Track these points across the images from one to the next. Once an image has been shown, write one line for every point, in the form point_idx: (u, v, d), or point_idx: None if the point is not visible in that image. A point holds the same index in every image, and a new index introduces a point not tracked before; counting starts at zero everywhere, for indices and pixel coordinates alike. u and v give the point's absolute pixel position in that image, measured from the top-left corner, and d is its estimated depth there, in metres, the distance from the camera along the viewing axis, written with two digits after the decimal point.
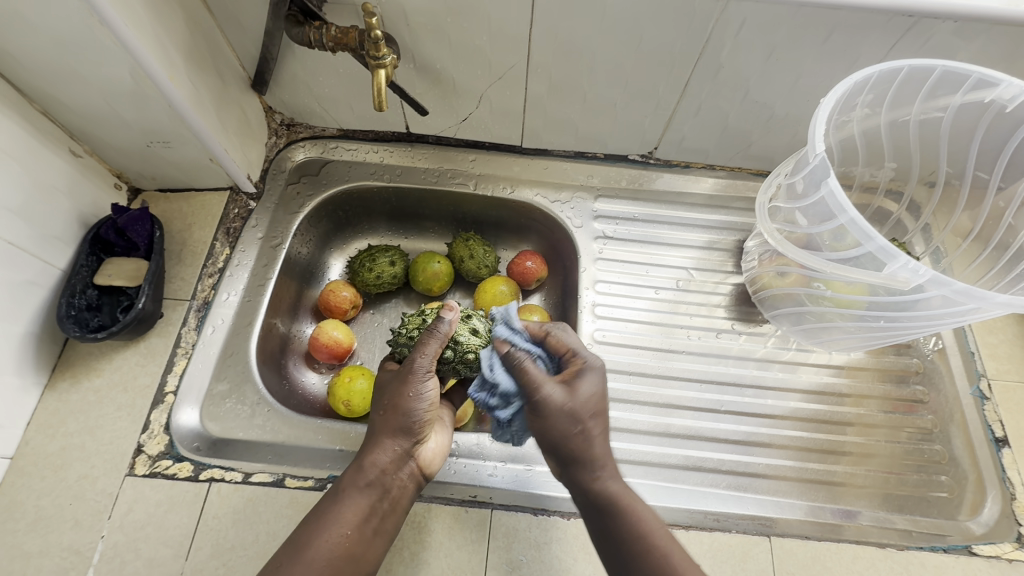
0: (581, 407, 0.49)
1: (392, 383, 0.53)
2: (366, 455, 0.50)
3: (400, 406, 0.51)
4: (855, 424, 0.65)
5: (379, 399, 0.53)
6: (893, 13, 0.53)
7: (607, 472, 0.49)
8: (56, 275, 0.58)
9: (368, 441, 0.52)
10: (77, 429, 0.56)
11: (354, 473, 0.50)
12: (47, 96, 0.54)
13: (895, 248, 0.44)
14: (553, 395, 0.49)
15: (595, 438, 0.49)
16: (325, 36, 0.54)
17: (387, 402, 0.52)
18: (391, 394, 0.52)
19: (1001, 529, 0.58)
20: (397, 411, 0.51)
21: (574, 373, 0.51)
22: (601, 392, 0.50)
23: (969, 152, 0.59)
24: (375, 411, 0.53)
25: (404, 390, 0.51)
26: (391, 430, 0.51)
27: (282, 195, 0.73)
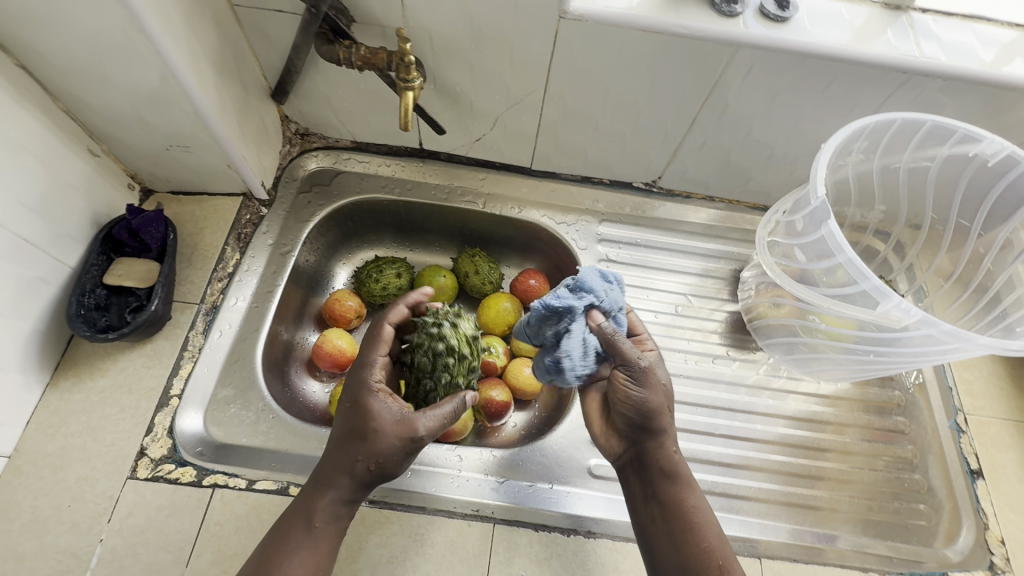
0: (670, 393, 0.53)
1: (381, 439, 0.48)
2: (333, 498, 0.49)
3: (386, 465, 0.49)
4: (834, 450, 0.68)
5: (367, 436, 0.49)
6: (887, 69, 0.57)
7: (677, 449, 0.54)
8: (66, 273, 0.58)
9: (335, 484, 0.49)
10: (78, 429, 0.55)
11: (320, 514, 0.48)
12: (70, 96, 0.54)
13: (887, 288, 0.47)
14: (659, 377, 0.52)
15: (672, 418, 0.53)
16: (354, 55, 0.56)
17: (367, 456, 0.48)
18: (377, 452, 0.49)
19: (976, 556, 0.61)
20: (380, 469, 0.49)
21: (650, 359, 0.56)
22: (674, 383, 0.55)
23: (954, 200, 0.63)
24: (348, 455, 0.49)
25: (396, 455, 0.49)
26: (365, 480, 0.50)
27: (294, 203, 0.74)
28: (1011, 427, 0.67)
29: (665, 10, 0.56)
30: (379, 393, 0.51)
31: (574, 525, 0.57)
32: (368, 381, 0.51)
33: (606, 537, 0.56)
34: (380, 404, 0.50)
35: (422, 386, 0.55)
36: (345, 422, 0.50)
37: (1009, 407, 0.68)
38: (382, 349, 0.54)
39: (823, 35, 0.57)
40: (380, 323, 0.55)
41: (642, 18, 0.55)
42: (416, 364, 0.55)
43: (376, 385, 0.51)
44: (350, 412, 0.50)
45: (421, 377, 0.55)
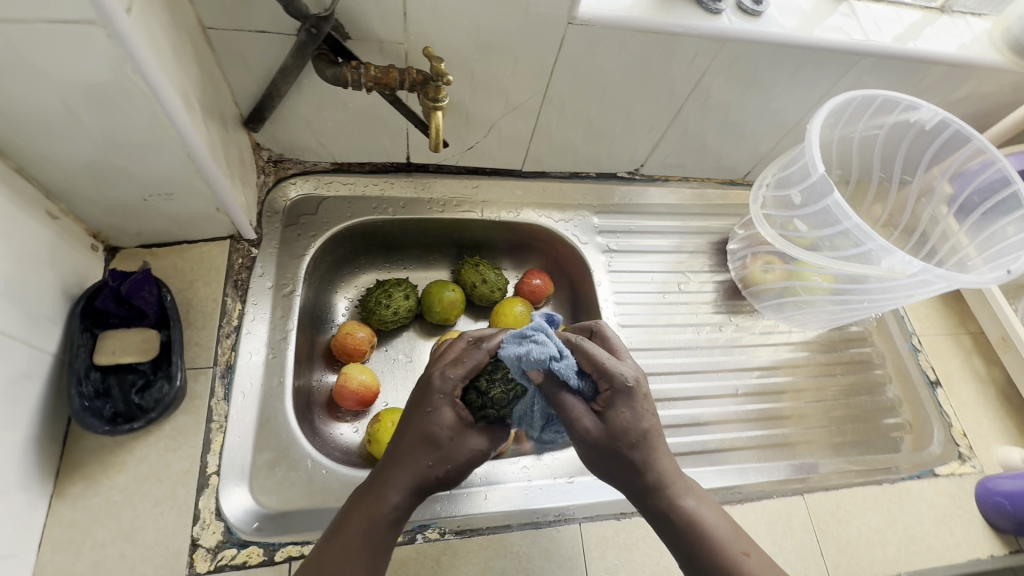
0: (619, 434, 0.45)
1: (453, 447, 0.47)
2: (394, 504, 0.45)
3: (451, 474, 0.48)
4: (787, 391, 0.78)
5: (449, 456, 0.47)
6: (842, 53, 0.65)
7: (679, 489, 0.47)
8: (49, 362, 0.49)
9: (399, 489, 0.46)
10: (109, 537, 0.48)
11: (380, 524, 0.45)
12: (26, 151, 0.45)
13: (892, 245, 0.55)
14: (590, 431, 0.45)
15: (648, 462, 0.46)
16: (364, 76, 0.52)
17: (436, 463, 0.47)
18: (448, 461, 0.47)
19: (948, 450, 0.73)
20: (444, 478, 0.48)
21: (608, 401, 0.45)
22: (649, 413, 0.46)
23: (897, 158, 0.73)
24: (419, 459, 0.46)
25: (462, 467, 0.48)
26: (426, 487, 0.47)
27: (283, 238, 0.68)
28: (951, 339, 0.80)
29: (659, 11, 0.59)
30: (456, 402, 0.48)
31: None
32: (447, 390, 0.48)
33: None
34: (454, 413, 0.48)
35: (483, 415, 0.50)
36: (415, 425, 0.47)
37: (947, 323, 0.81)
38: (464, 375, 0.48)
39: (791, 26, 0.63)
40: (478, 349, 0.49)
41: (642, 20, 0.58)
42: (489, 392, 0.49)
43: (453, 395, 0.48)
44: (422, 415, 0.47)
45: (489, 409, 0.49)
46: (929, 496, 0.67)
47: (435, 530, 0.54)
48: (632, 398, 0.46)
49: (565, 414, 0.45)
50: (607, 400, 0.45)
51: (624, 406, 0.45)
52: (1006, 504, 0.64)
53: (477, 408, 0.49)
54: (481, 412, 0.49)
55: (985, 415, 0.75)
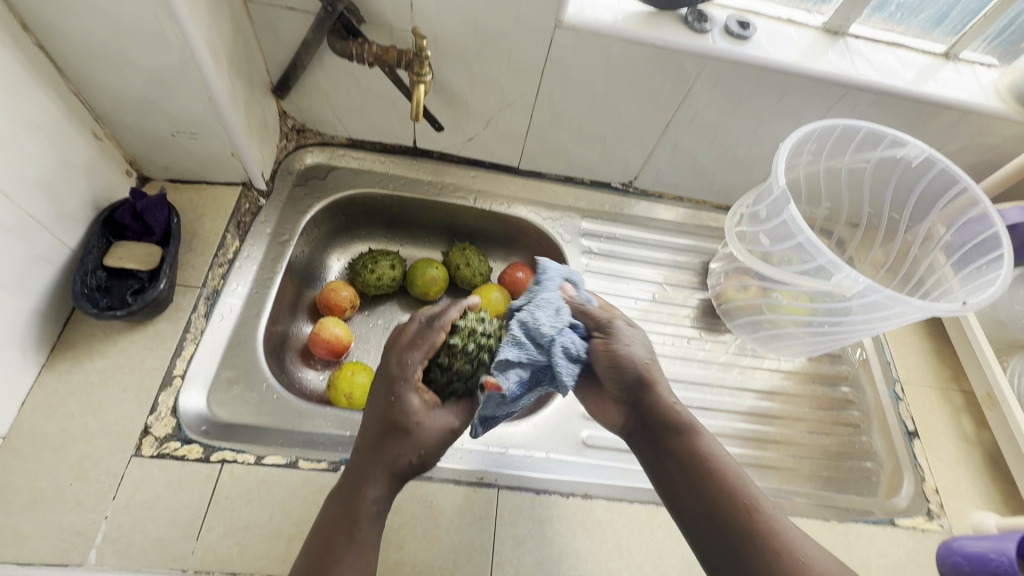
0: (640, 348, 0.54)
1: (422, 430, 0.47)
2: (372, 497, 0.45)
3: (425, 459, 0.48)
4: (785, 417, 0.76)
5: (420, 437, 0.47)
6: (830, 84, 0.67)
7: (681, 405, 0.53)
8: (67, 254, 0.58)
9: (374, 482, 0.46)
10: (79, 409, 0.55)
11: (361, 519, 0.45)
12: (83, 78, 0.56)
13: (840, 261, 0.58)
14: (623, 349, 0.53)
15: (656, 384, 0.53)
16: (367, 51, 0.61)
17: (406, 449, 0.47)
18: (418, 445, 0.47)
19: (915, 504, 0.68)
20: (420, 464, 0.47)
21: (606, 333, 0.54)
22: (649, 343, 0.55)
23: (886, 197, 0.74)
24: (388, 450, 0.46)
25: (436, 447, 0.48)
26: (403, 475, 0.47)
27: (290, 196, 0.77)
28: (940, 394, 0.76)
29: (645, 25, 0.64)
30: (417, 386, 0.49)
31: (571, 488, 0.61)
32: (408, 376, 0.49)
33: (601, 497, 0.60)
34: (419, 397, 0.49)
35: (450, 391, 0.51)
36: (380, 415, 0.48)
37: (937, 377, 0.77)
38: (426, 354, 0.50)
39: (779, 53, 0.66)
40: (432, 328, 0.51)
41: (626, 31, 0.63)
42: (451, 365, 0.51)
43: (416, 380, 0.49)
44: (385, 406, 0.48)
45: (453, 383, 0.51)
46: (881, 543, 0.63)
47: None
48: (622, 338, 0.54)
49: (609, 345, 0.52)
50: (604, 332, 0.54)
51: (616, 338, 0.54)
52: (963, 564, 0.59)
53: (443, 385, 0.51)
54: (450, 391, 0.52)
55: (965, 475, 0.70)
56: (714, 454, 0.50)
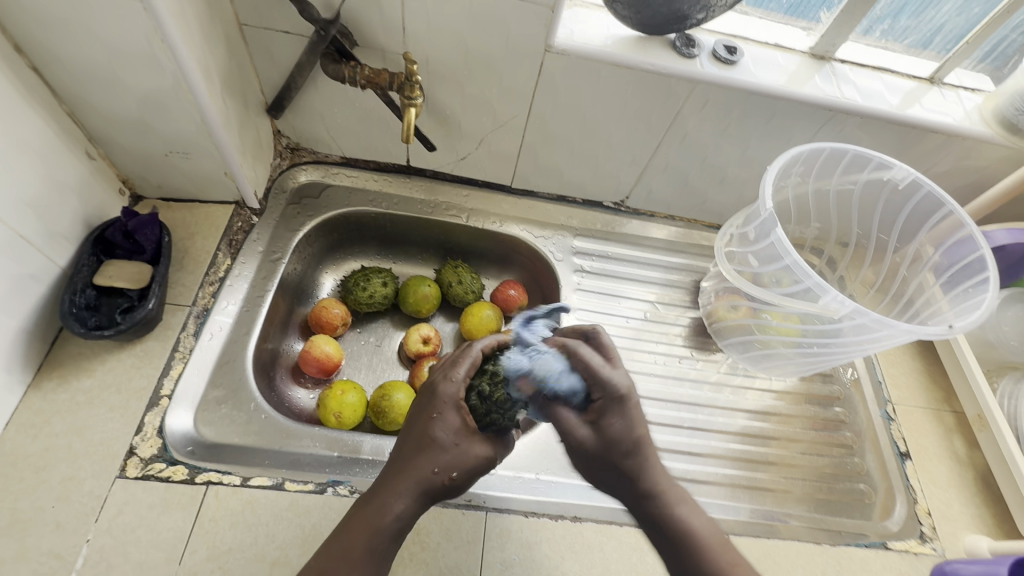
0: (625, 441, 0.47)
1: (459, 453, 0.47)
2: (398, 512, 0.45)
3: (456, 483, 0.47)
4: (779, 438, 0.75)
5: (455, 462, 0.47)
6: (816, 107, 0.68)
7: (672, 497, 0.48)
8: (57, 272, 0.58)
9: (403, 495, 0.45)
10: (64, 429, 0.55)
11: (384, 531, 0.44)
12: (78, 99, 0.57)
13: (826, 283, 0.58)
14: (583, 438, 0.48)
15: (649, 464, 0.47)
16: (359, 74, 0.62)
17: (441, 468, 0.46)
18: (452, 468, 0.47)
19: (908, 527, 0.68)
20: (449, 487, 0.47)
21: (600, 411, 0.48)
22: (639, 421, 0.48)
23: (874, 218, 0.74)
24: (423, 465, 0.46)
25: (468, 474, 0.48)
26: (430, 495, 0.47)
27: (283, 214, 0.77)
28: (932, 415, 0.76)
29: (634, 50, 0.65)
30: (462, 408, 0.49)
31: (560, 511, 0.60)
32: (452, 395, 0.49)
33: (591, 520, 0.60)
34: (461, 418, 0.49)
35: (489, 421, 0.50)
36: (421, 431, 0.48)
37: (929, 397, 0.77)
38: (468, 374, 0.50)
39: (766, 77, 0.67)
40: (473, 347, 0.52)
41: (615, 55, 0.64)
42: (494, 396, 0.50)
43: (458, 400, 0.49)
44: (427, 420, 0.48)
45: (493, 413, 0.50)
46: (873, 568, 0.63)
47: (346, 487, 0.57)
48: (616, 404, 0.48)
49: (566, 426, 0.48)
50: (600, 412, 0.48)
51: (615, 414, 0.47)
52: None
53: (481, 413, 0.50)
54: (488, 421, 0.50)
55: (957, 498, 0.69)
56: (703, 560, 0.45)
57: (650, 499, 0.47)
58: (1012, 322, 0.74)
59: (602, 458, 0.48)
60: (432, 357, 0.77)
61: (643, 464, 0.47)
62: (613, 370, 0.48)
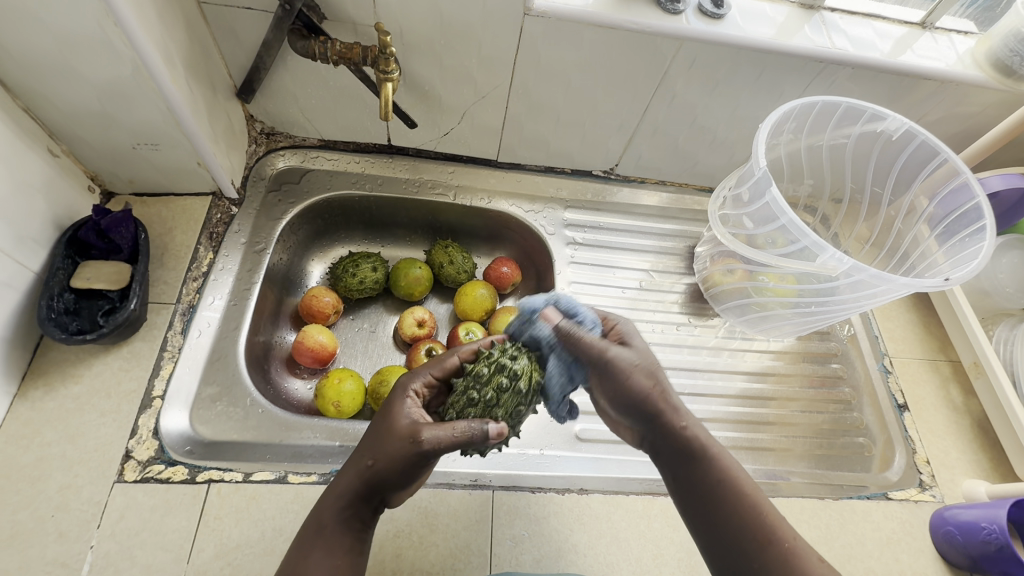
0: (648, 365, 0.50)
1: (388, 434, 0.45)
2: (336, 494, 0.45)
3: (387, 467, 0.44)
4: (777, 398, 0.76)
5: (384, 441, 0.45)
6: (806, 60, 0.65)
7: (692, 422, 0.49)
8: (31, 277, 0.56)
9: (342, 477, 0.46)
10: (56, 438, 0.54)
11: (327, 514, 0.44)
12: (33, 94, 0.53)
13: (824, 242, 0.57)
14: (614, 358, 0.50)
15: (671, 396, 0.49)
16: (330, 49, 0.59)
17: (370, 449, 0.45)
18: (379, 450, 0.45)
19: (908, 477, 0.69)
20: (381, 470, 0.44)
21: (619, 337, 0.53)
22: (653, 349, 0.52)
23: (867, 171, 0.73)
24: (360, 448, 0.46)
25: (395, 455, 0.44)
26: (368, 479, 0.45)
27: (264, 202, 0.74)
28: (928, 365, 0.77)
29: (618, 8, 0.62)
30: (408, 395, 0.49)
31: (567, 485, 0.60)
32: (406, 384, 0.50)
33: (598, 492, 0.60)
34: (404, 403, 0.48)
35: (468, 404, 0.49)
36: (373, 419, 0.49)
37: (925, 348, 0.78)
38: (438, 373, 0.52)
39: (755, 30, 0.64)
40: (451, 352, 0.53)
41: (597, 15, 0.61)
42: (474, 371, 0.50)
43: (410, 388, 0.50)
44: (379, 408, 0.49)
45: (471, 390, 0.49)
46: (874, 518, 0.64)
47: None
48: (637, 336, 0.53)
49: (585, 346, 0.50)
50: (620, 336, 0.53)
51: (632, 341, 0.52)
52: (956, 533, 0.60)
53: (459, 395, 0.50)
54: (468, 401, 0.49)
55: (955, 445, 0.71)
56: (732, 492, 0.46)
57: (676, 422, 0.48)
58: (1007, 269, 0.74)
59: (631, 382, 0.49)
60: (429, 339, 0.76)
61: (668, 391, 0.49)
62: (619, 314, 0.56)
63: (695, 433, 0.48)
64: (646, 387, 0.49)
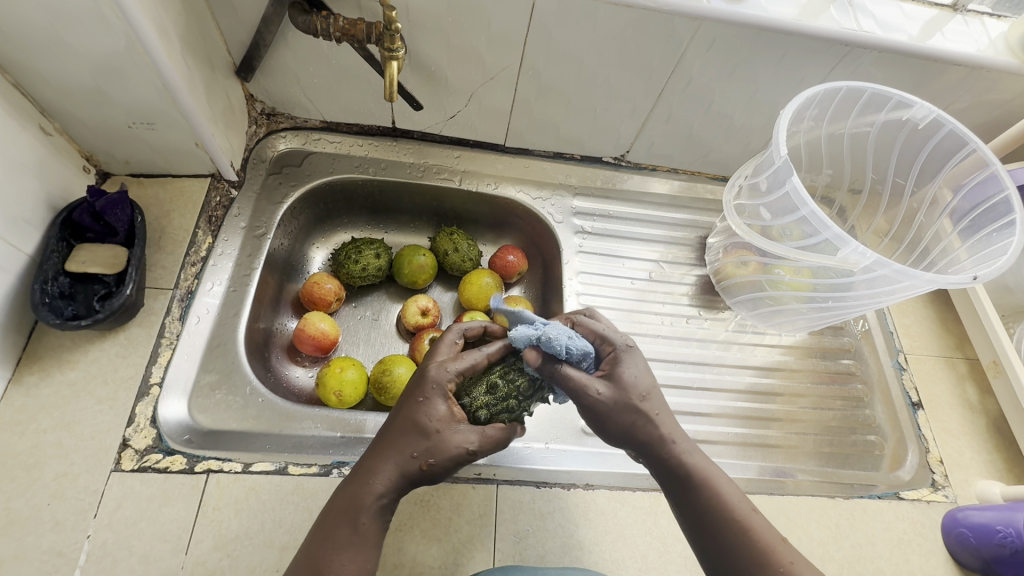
0: (634, 396, 0.47)
1: (440, 441, 0.44)
2: (377, 493, 0.43)
3: (437, 471, 0.45)
4: (784, 394, 0.74)
5: (436, 448, 0.44)
6: (831, 43, 0.62)
7: (686, 446, 0.47)
8: (24, 260, 0.54)
9: (381, 475, 0.44)
10: (51, 425, 0.52)
11: (365, 513, 0.43)
12: (23, 69, 0.51)
13: (846, 235, 0.55)
14: (601, 396, 0.46)
15: (661, 424, 0.47)
16: (332, 25, 0.56)
17: (420, 454, 0.44)
18: (431, 455, 0.44)
19: (920, 476, 0.67)
20: (430, 474, 0.44)
21: (611, 364, 0.49)
22: (647, 370, 0.48)
23: (890, 161, 0.71)
24: (403, 450, 0.44)
25: (448, 463, 0.45)
26: (410, 479, 0.44)
27: (264, 185, 0.72)
28: (944, 362, 0.75)
29: None
30: (448, 396, 0.46)
31: (573, 480, 0.59)
32: (441, 383, 0.47)
33: (604, 487, 0.59)
34: (447, 405, 0.46)
35: (504, 406, 0.50)
36: (405, 414, 0.46)
37: (941, 345, 0.76)
38: (467, 373, 0.48)
39: (779, 10, 0.61)
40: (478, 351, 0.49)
41: None
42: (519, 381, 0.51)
43: (447, 388, 0.47)
44: (412, 404, 0.46)
45: (512, 398, 0.50)
46: (885, 518, 0.62)
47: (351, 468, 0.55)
48: (630, 364, 0.49)
49: (574, 385, 0.47)
50: (612, 363, 0.49)
51: (625, 364, 0.48)
52: (969, 536, 0.59)
53: (498, 398, 0.50)
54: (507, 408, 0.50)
55: (969, 445, 0.69)
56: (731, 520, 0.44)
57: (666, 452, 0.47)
58: None
59: (622, 411, 0.47)
60: (433, 329, 0.75)
61: (655, 419, 0.47)
62: (613, 331, 0.51)
63: (688, 459, 0.47)
64: (633, 422, 0.47)
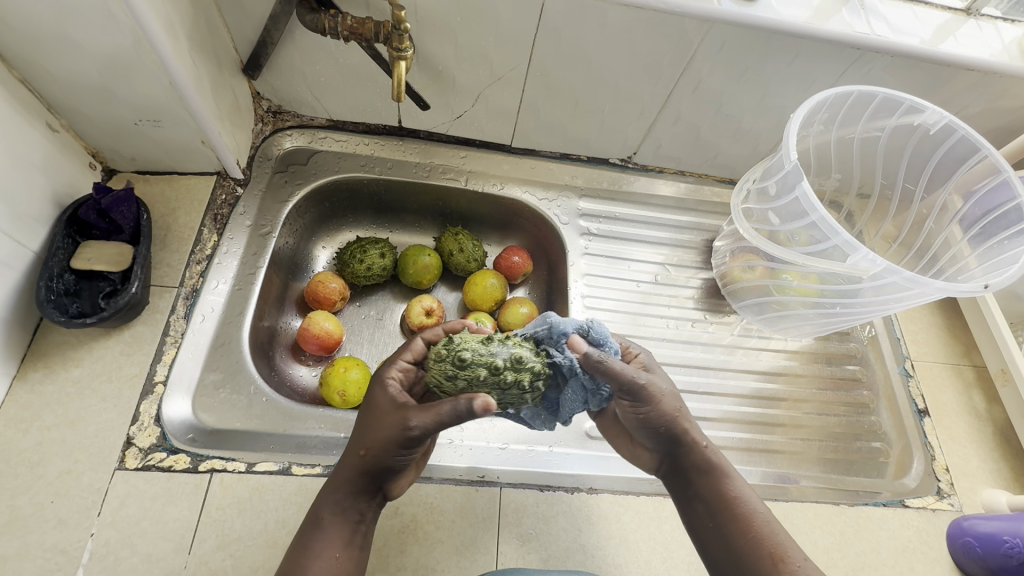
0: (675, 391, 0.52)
1: (376, 424, 0.46)
2: (334, 487, 0.46)
3: (379, 455, 0.45)
4: (788, 399, 0.73)
5: (373, 432, 0.45)
6: (843, 46, 0.62)
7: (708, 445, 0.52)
8: (30, 257, 0.54)
9: (338, 470, 0.47)
10: (56, 422, 0.52)
11: (326, 506, 0.46)
12: (30, 65, 0.51)
13: (857, 241, 0.54)
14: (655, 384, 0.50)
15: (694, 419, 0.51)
16: (341, 24, 0.56)
17: (359, 442, 0.46)
18: (368, 441, 0.46)
19: (925, 484, 0.67)
20: (373, 459, 0.45)
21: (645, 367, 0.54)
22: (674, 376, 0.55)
23: (900, 166, 0.70)
24: (350, 441, 0.47)
25: (385, 445, 0.45)
26: (362, 469, 0.46)
27: (270, 183, 0.72)
28: (951, 369, 0.74)
29: None
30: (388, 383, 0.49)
31: (576, 483, 0.59)
32: (383, 371, 0.50)
33: (607, 492, 0.58)
34: (387, 391, 0.48)
35: (463, 374, 0.47)
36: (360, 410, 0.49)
37: (948, 352, 0.75)
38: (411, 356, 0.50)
39: (791, 12, 0.60)
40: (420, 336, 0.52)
41: None
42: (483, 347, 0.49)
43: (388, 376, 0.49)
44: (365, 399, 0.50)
45: (473, 364, 0.47)
46: (890, 526, 0.62)
47: None
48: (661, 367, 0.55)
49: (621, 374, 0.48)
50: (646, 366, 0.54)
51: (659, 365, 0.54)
52: (975, 545, 0.58)
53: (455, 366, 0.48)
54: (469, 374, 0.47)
55: (975, 453, 0.68)
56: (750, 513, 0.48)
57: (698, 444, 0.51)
58: None
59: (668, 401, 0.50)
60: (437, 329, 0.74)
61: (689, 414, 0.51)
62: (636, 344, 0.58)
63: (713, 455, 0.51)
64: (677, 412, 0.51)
